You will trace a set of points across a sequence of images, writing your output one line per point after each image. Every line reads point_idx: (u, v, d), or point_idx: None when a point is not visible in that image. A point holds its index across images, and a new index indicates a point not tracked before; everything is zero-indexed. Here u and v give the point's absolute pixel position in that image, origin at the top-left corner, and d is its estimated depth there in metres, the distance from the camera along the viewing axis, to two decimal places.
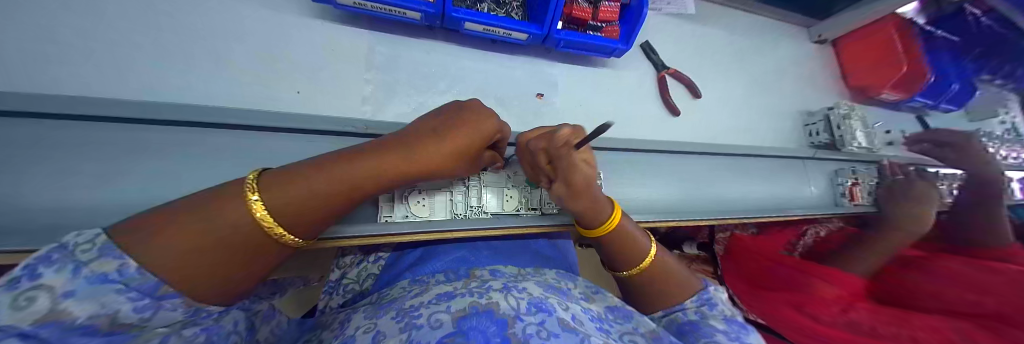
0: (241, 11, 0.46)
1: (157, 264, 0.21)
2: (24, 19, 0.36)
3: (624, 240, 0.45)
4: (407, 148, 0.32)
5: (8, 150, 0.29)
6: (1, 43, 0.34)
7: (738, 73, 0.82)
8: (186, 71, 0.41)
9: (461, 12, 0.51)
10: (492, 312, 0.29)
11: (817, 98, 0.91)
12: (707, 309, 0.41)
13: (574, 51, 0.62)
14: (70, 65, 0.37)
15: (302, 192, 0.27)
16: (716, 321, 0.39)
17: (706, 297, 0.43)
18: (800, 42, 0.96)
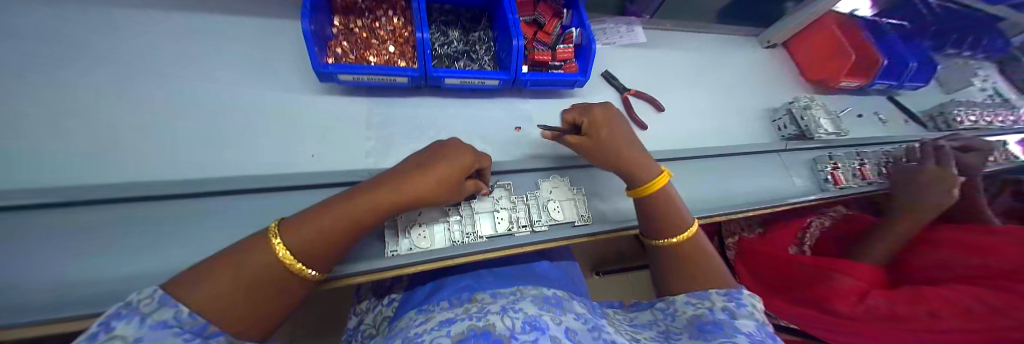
0: (264, 98, 0.57)
1: (202, 306, 0.28)
2: (100, 130, 0.46)
3: (669, 209, 0.53)
4: (395, 183, 0.39)
5: (87, 232, 0.37)
6: (82, 150, 0.44)
7: (698, 83, 0.90)
8: (219, 150, 0.50)
9: (440, 72, 0.62)
10: (488, 332, 0.32)
11: (779, 95, 0.98)
12: (735, 307, 0.44)
13: (542, 87, 0.72)
14: (122, 158, 0.45)
15: (314, 231, 0.35)
16: (741, 323, 0.42)
17: (734, 294, 0.46)
18: (751, 50, 1.05)
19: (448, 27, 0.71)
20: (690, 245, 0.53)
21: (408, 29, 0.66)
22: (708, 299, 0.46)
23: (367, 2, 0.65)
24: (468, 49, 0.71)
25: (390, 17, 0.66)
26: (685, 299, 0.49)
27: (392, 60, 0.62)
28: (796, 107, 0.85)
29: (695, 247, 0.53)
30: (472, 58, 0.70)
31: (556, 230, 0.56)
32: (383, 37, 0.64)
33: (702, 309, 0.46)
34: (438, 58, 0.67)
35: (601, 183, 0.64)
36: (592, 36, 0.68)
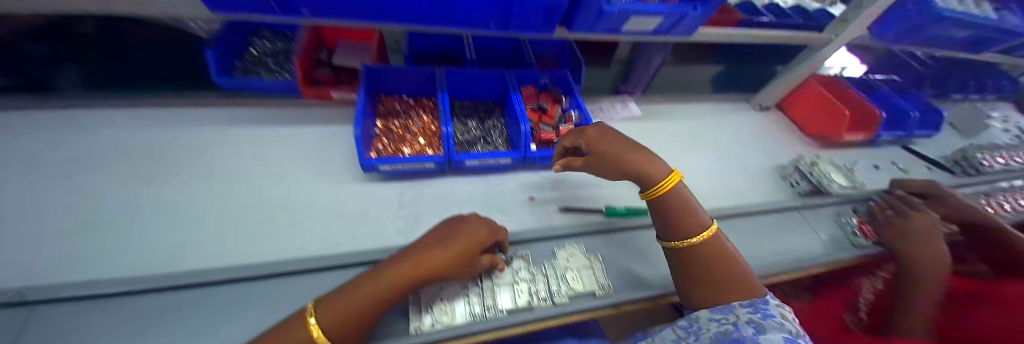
0: (318, 187, 0.66)
1: None
2: (189, 221, 0.54)
3: (684, 204, 0.55)
4: (418, 256, 0.45)
5: (158, 319, 0.41)
6: (171, 241, 0.52)
7: (699, 148, 0.96)
8: (280, 235, 0.57)
9: (461, 156, 0.72)
10: None
11: (783, 153, 1.01)
12: (758, 317, 0.42)
13: (551, 161, 0.80)
14: (199, 246, 0.52)
15: (346, 308, 0.39)
16: (768, 335, 0.38)
17: (760, 306, 0.44)
18: (746, 113, 1.13)
19: (468, 118, 0.85)
20: (709, 243, 0.52)
21: (434, 124, 0.79)
22: (733, 315, 0.44)
23: (403, 106, 0.81)
24: (484, 135, 0.82)
25: (420, 114, 0.81)
26: (709, 316, 0.45)
27: (422, 150, 0.74)
28: (803, 164, 0.88)
29: (717, 247, 0.52)
30: (488, 142, 0.81)
31: (575, 299, 0.56)
32: (415, 132, 0.77)
33: (727, 324, 0.42)
34: (459, 144, 0.79)
35: (618, 249, 0.66)
36: (591, 116, 0.78)
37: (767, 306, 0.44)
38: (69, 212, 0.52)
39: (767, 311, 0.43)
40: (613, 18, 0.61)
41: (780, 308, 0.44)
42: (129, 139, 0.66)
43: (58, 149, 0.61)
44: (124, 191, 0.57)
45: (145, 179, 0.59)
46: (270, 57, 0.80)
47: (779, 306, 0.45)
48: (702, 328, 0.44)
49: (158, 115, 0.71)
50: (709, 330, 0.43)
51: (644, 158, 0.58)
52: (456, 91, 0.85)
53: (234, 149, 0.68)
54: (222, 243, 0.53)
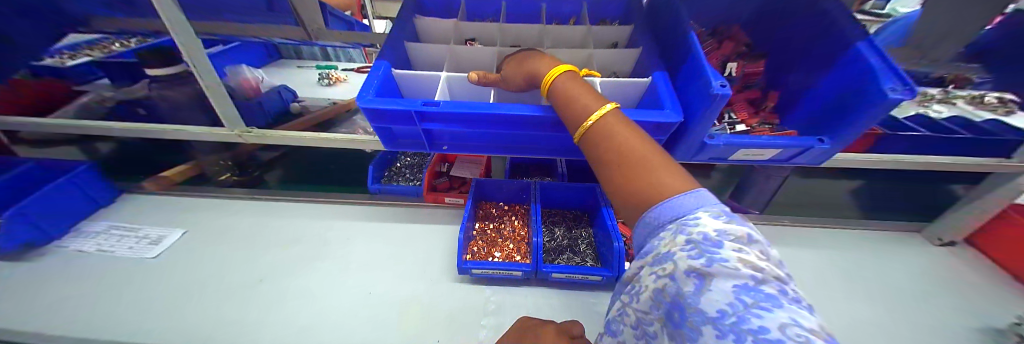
0: (416, 284, 0.74)
1: None
2: (321, 309, 0.68)
3: (566, 93, 0.47)
4: None
5: None
6: (308, 327, 0.65)
7: (854, 290, 0.76)
8: (377, 332, 0.64)
9: (549, 266, 0.72)
10: None
11: (995, 310, 0.74)
12: (693, 260, 0.27)
13: None
14: (320, 333, 0.64)
15: None
16: (713, 292, 0.24)
17: (704, 243, 0.27)
18: (919, 248, 0.89)
19: (555, 226, 0.88)
20: (597, 129, 0.42)
21: (524, 230, 0.85)
22: (670, 261, 0.29)
23: (499, 212, 0.90)
24: (571, 244, 0.83)
25: (513, 220, 0.88)
26: (649, 270, 0.32)
27: (511, 255, 0.78)
28: None
29: (613, 131, 0.41)
30: (575, 252, 0.81)
31: None
32: (506, 236, 0.83)
33: (664, 278, 0.29)
34: (546, 252, 0.80)
35: None
36: None
37: (704, 230, 0.29)
38: (257, 287, 0.72)
39: (717, 253, 0.26)
40: (715, 150, 0.59)
41: (723, 225, 0.29)
42: (301, 224, 0.88)
43: (263, 231, 0.87)
44: (290, 271, 0.76)
45: (304, 261, 0.78)
46: (407, 169, 1.07)
47: (706, 213, 0.31)
48: (645, 288, 0.32)
49: (322, 207, 0.94)
50: (649, 288, 0.32)
51: (579, 95, 0.46)
52: (548, 201, 0.92)
53: (363, 239, 0.84)
54: (339, 333, 0.64)
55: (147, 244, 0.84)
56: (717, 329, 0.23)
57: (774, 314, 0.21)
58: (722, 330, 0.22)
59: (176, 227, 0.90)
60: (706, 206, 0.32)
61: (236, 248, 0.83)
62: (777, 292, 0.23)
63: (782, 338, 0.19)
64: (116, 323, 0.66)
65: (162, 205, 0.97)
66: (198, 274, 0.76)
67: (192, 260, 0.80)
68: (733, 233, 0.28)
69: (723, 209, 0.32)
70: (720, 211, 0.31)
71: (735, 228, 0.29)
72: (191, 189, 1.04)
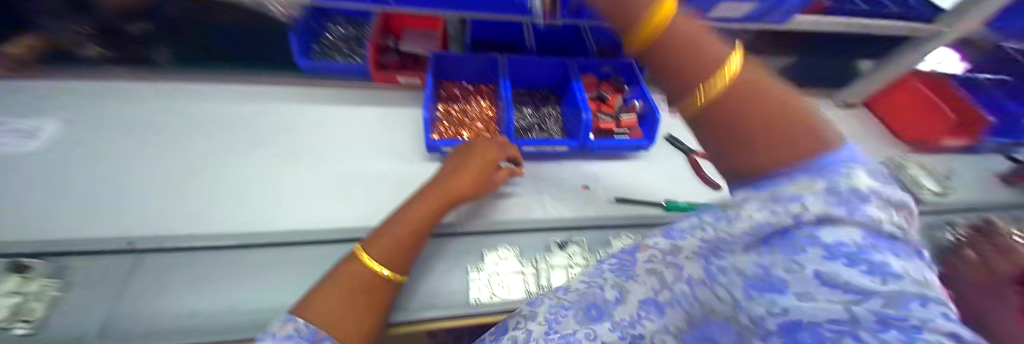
0: (382, 162, 0.74)
1: (318, 318, 0.37)
2: (279, 230, 0.61)
3: None
4: (438, 182, 0.56)
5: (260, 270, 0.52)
6: (265, 248, 0.59)
7: None
8: (344, 234, 0.62)
9: (520, 141, 0.71)
10: None
11: (864, 153, 0.94)
12: (833, 209, 0.24)
13: (609, 151, 0.77)
14: (273, 237, 0.59)
15: (389, 241, 0.46)
16: (830, 232, 0.24)
17: (852, 194, 0.24)
18: (827, 110, 1.05)
19: (524, 106, 0.85)
20: None
21: (492, 109, 0.81)
22: (798, 205, 0.26)
23: (463, 92, 0.82)
24: (540, 122, 0.82)
25: (479, 100, 0.82)
26: (761, 205, 0.30)
27: (480, 134, 0.76)
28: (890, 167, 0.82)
29: None
30: (543, 129, 0.81)
31: None
32: (474, 117, 0.79)
33: (773, 216, 0.28)
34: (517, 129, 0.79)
35: None
36: (655, 106, 0.73)
37: (856, 178, 0.25)
38: (211, 175, 0.69)
39: (865, 208, 0.23)
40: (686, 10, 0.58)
41: (886, 184, 0.25)
42: (237, 115, 0.80)
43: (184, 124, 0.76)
44: (241, 157, 0.72)
45: (254, 158, 0.72)
46: (343, 42, 0.90)
47: (873, 167, 0.27)
48: (744, 219, 0.32)
49: (257, 97, 0.84)
50: (751, 220, 0.31)
51: None
52: (517, 79, 0.86)
53: (314, 133, 0.78)
54: (296, 246, 0.60)
55: (24, 139, 0.70)
56: (820, 253, 0.24)
57: (915, 280, 0.21)
58: (835, 271, 0.23)
59: (67, 126, 0.74)
60: (869, 160, 0.28)
61: (161, 139, 0.74)
62: (917, 263, 0.22)
63: (917, 303, 0.20)
64: (35, 226, 0.58)
65: (38, 103, 0.78)
66: (119, 167, 0.68)
67: (107, 161, 0.69)
68: (892, 198, 0.24)
69: (880, 165, 0.28)
70: (871, 170, 0.25)
71: (896, 191, 0.25)
72: (70, 79, 0.83)
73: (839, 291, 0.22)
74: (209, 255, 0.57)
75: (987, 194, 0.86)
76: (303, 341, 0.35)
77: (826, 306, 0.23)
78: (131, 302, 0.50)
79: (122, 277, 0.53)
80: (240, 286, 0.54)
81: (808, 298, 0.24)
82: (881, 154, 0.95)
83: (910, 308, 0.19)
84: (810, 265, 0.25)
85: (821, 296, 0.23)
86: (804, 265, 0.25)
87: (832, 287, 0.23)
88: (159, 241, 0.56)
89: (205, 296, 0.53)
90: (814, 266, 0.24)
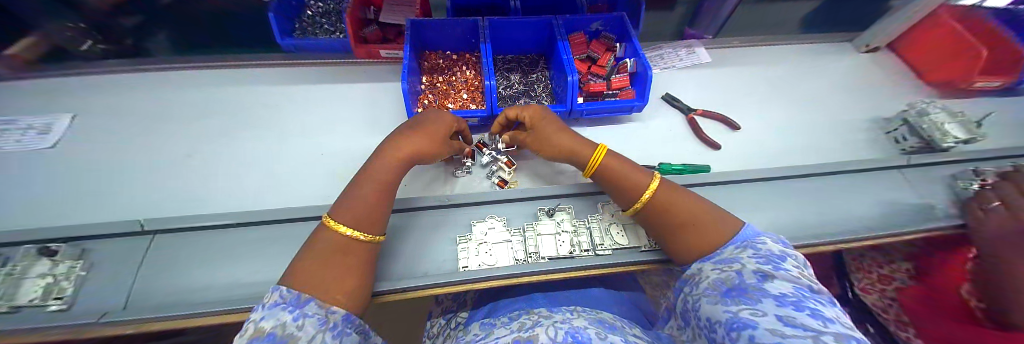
0: (370, 139, 0.74)
1: (296, 280, 0.40)
2: (275, 209, 0.62)
3: None
4: (394, 142, 0.54)
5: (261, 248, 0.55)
6: (262, 227, 0.61)
7: (778, 100, 0.85)
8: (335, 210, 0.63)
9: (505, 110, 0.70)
10: (531, 340, 0.43)
11: (885, 102, 0.87)
12: (766, 266, 0.37)
13: (599, 114, 0.74)
14: (269, 215, 0.61)
15: (356, 204, 0.47)
16: (776, 283, 0.34)
17: (773, 259, 0.39)
18: (847, 58, 0.96)
19: (511, 73, 0.82)
20: None
21: (478, 79, 0.78)
22: (738, 263, 0.39)
23: (447, 63, 0.80)
24: (528, 90, 0.79)
25: (464, 70, 0.79)
26: (713, 268, 0.42)
27: (466, 105, 0.74)
28: (911, 115, 0.75)
29: None
30: (531, 96, 0.78)
31: (627, 253, 0.57)
32: (459, 87, 0.77)
33: (728, 272, 0.39)
34: (503, 98, 0.77)
35: None
36: (647, 63, 0.68)
37: (774, 251, 0.40)
38: (210, 160, 0.71)
39: (781, 265, 0.38)
40: None
41: (784, 249, 0.42)
42: (229, 101, 0.81)
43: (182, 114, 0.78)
44: (236, 141, 0.74)
45: (247, 138, 0.75)
46: (324, 17, 0.90)
47: (769, 239, 0.44)
48: (704, 279, 0.41)
49: (248, 82, 0.85)
50: (709, 279, 0.40)
51: None
52: (502, 45, 0.82)
53: (303, 110, 0.79)
54: (291, 223, 0.61)
55: (38, 134, 0.74)
56: (778, 300, 0.31)
57: (825, 306, 0.31)
58: (782, 300, 0.31)
59: (77, 121, 0.77)
60: (768, 237, 0.44)
61: (161, 129, 0.77)
62: (838, 312, 0.32)
63: (834, 320, 0.29)
64: (57, 213, 0.62)
65: (47, 101, 0.81)
66: (126, 157, 0.71)
67: (116, 152, 0.72)
68: (794, 260, 0.40)
69: (777, 238, 0.45)
70: (784, 248, 0.42)
71: (791, 254, 0.41)
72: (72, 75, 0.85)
73: (799, 324, 0.27)
74: (210, 235, 0.60)
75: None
76: (287, 306, 0.36)
77: (794, 334, 0.26)
78: (146, 279, 0.55)
79: (135, 257, 0.57)
80: (237, 263, 0.57)
81: (780, 334, 0.26)
82: (902, 101, 0.87)
83: (832, 322, 0.28)
84: (774, 307, 0.30)
85: (788, 332, 0.26)
86: (770, 309, 0.30)
87: (792, 323, 0.28)
88: (163, 223, 0.59)
89: (210, 271, 0.56)
90: (777, 307, 0.30)
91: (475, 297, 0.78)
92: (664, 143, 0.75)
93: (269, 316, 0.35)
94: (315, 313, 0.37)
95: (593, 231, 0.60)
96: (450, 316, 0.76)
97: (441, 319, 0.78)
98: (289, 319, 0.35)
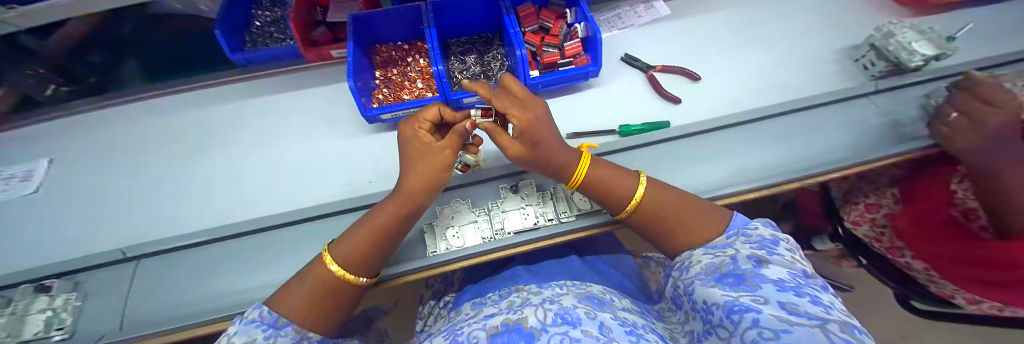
0: (334, 141, 0.75)
1: (282, 304, 0.42)
2: (247, 222, 0.64)
3: None
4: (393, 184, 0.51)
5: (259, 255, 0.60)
6: (239, 241, 0.62)
7: (742, 43, 0.83)
8: (302, 212, 0.64)
9: (457, 94, 0.69)
10: (521, 328, 0.37)
11: (854, 29, 0.83)
12: (765, 254, 0.38)
13: (556, 85, 0.73)
14: (242, 227, 0.63)
15: (353, 242, 0.47)
16: (771, 269, 0.35)
17: (766, 244, 0.40)
18: None
19: (466, 55, 0.80)
20: None
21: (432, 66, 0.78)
22: (732, 249, 0.40)
23: (399, 54, 0.79)
24: (485, 70, 0.78)
25: (417, 59, 0.79)
26: (706, 253, 0.42)
27: (422, 94, 0.74)
28: (878, 38, 0.72)
29: None
30: (488, 76, 0.77)
31: (592, 216, 0.58)
32: (414, 77, 0.76)
33: (722, 258, 0.40)
34: (458, 83, 0.76)
35: (644, 158, 0.63)
36: (596, 25, 0.67)
37: (766, 235, 0.42)
38: (184, 181, 0.73)
39: (775, 250, 0.39)
40: None
41: (775, 234, 0.43)
42: (196, 123, 0.83)
43: (156, 142, 0.81)
44: (206, 161, 0.75)
45: (215, 156, 0.76)
46: (274, 26, 0.89)
47: (762, 224, 0.45)
48: (697, 264, 0.42)
49: (210, 103, 0.86)
50: (702, 264, 0.41)
51: None
52: (452, 27, 0.80)
53: (266, 122, 0.80)
54: (263, 233, 0.63)
55: (19, 181, 0.76)
56: (778, 285, 0.32)
57: (819, 293, 0.33)
58: (781, 286, 0.32)
59: (55, 164, 0.79)
60: (755, 220, 0.46)
61: (135, 159, 0.79)
62: (831, 297, 0.34)
63: (829, 306, 0.30)
64: (50, 252, 0.65)
65: (24, 147, 0.84)
66: (105, 191, 0.74)
67: (96, 188, 0.75)
68: (788, 245, 0.41)
69: (767, 222, 0.46)
70: (774, 231, 0.43)
71: (784, 238, 0.42)
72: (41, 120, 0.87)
73: (805, 313, 0.28)
74: (189, 253, 0.62)
75: (1002, 46, 0.75)
76: (264, 324, 0.39)
77: (802, 322, 0.26)
78: (138, 301, 0.57)
79: (124, 283, 0.59)
80: (219, 277, 0.59)
81: (787, 321, 0.27)
82: (873, 26, 0.83)
83: (830, 309, 0.30)
84: (774, 292, 0.31)
85: (793, 319, 0.27)
86: (771, 295, 0.31)
87: (796, 311, 0.28)
88: (142, 248, 0.61)
89: (193, 287, 0.58)
90: (778, 293, 0.31)
91: (460, 278, 0.80)
92: (626, 104, 0.74)
93: (242, 332, 0.37)
94: (288, 333, 0.40)
95: (558, 201, 0.60)
96: (439, 298, 0.79)
97: (431, 302, 0.81)
98: (261, 338, 0.37)
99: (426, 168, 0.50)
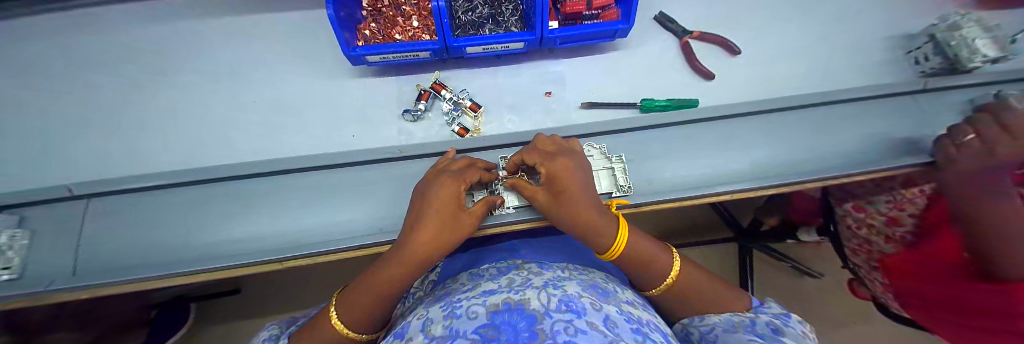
0: (313, 82, 0.64)
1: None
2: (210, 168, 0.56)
3: None
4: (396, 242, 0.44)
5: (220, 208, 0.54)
6: (199, 189, 0.55)
7: (793, 15, 0.72)
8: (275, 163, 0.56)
9: (460, 41, 0.59)
10: (524, 309, 0.25)
11: (919, 12, 0.73)
12: (783, 326, 0.37)
13: (576, 42, 0.63)
14: (203, 173, 0.55)
15: (352, 301, 0.42)
16: (789, 338, 0.35)
17: (784, 318, 0.39)
18: None
19: None
20: None
21: None
22: (751, 317, 0.40)
23: None
24: (493, 13, 0.66)
25: None
26: (725, 314, 0.42)
27: (418, 36, 0.62)
28: (940, 29, 0.63)
29: None
30: (497, 22, 0.65)
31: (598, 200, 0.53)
32: (408, 12, 0.63)
33: (740, 319, 0.40)
34: (461, 26, 0.65)
35: (662, 140, 0.57)
36: None
37: (782, 311, 0.42)
38: (137, 113, 0.63)
39: (793, 325, 0.38)
40: None
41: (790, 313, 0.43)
42: (147, 43, 0.69)
43: (99, 61, 0.68)
44: (162, 91, 0.65)
45: (174, 86, 0.65)
46: None
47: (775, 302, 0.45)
48: (715, 319, 0.41)
49: (163, 18, 0.71)
50: (721, 321, 0.40)
51: None
52: None
53: (232, 49, 0.67)
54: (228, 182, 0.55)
55: None
56: None
57: None
58: None
59: None
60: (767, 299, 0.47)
61: (74, 78, 0.66)
62: None
63: None
64: None
65: None
66: (43, 114, 0.63)
67: (34, 108, 0.64)
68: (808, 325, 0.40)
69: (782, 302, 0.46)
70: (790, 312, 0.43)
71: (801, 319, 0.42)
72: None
73: None
74: (149, 197, 0.55)
75: None
76: None
77: None
78: (94, 244, 0.52)
79: (74, 224, 0.53)
80: (181, 227, 0.53)
81: None
82: (938, 10, 0.73)
83: None
84: None
85: None
86: None
87: None
88: (92, 187, 0.53)
89: (154, 236, 0.53)
90: None
91: None
92: (652, 75, 0.66)
93: None
94: None
95: None
96: None
97: None
98: None
99: (439, 225, 0.42)
